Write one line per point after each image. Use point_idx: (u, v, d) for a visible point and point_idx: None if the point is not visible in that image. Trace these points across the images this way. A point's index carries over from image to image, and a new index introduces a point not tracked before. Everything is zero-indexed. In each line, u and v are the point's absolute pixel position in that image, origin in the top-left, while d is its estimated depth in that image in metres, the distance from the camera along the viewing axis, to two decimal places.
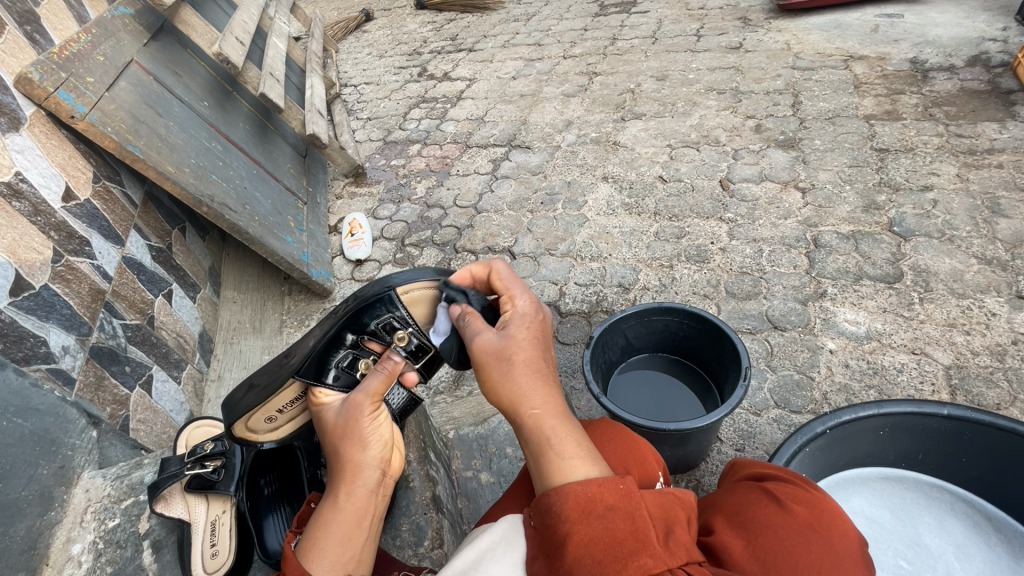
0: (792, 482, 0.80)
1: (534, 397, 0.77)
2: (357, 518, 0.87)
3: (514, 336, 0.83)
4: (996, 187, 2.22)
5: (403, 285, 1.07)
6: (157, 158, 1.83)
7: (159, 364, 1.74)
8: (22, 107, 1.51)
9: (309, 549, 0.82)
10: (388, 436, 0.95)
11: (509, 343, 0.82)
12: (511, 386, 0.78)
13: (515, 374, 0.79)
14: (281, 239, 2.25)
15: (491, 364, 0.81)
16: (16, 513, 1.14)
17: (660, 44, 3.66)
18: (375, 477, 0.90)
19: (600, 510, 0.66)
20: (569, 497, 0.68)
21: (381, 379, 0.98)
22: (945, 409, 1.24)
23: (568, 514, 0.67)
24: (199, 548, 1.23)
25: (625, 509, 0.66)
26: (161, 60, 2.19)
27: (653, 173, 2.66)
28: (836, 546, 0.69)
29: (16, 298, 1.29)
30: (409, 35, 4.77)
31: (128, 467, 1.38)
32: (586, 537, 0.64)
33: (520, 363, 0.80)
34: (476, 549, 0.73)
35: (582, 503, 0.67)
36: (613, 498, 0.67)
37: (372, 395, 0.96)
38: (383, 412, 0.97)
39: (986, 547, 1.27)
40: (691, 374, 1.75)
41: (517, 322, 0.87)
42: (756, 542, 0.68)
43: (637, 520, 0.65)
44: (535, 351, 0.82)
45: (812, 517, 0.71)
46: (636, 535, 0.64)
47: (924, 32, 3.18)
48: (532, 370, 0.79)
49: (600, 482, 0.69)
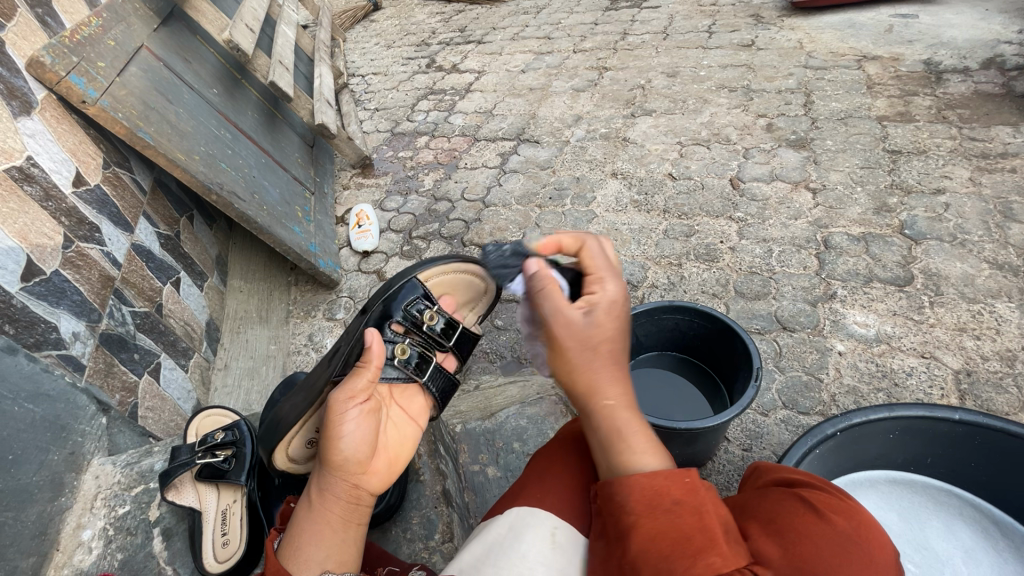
0: (826, 489, 0.78)
1: (609, 389, 0.85)
2: (331, 521, 0.91)
3: (600, 325, 0.89)
4: (1009, 192, 2.21)
5: (422, 270, 1.21)
6: (167, 145, 1.82)
7: (167, 352, 1.74)
8: (33, 91, 1.49)
9: (288, 548, 0.88)
10: (358, 445, 0.97)
11: (596, 330, 0.88)
12: (591, 372, 0.86)
13: (595, 364, 0.87)
14: (289, 229, 2.24)
15: (573, 346, 0.88)
16: (27, 498, 1.17)
17: (671, 40, 3.63)
18: (347, 488, 0.94)
19: (667, 504, 0.72)
20: (637, 489, 0.74)
21: (366, 370, 1.04)
22: (956, 414, 1.25)
23: (635, 507, 0.72)
24: (210, 537, 1.26)
25: (691, 504, 0.71)
26: (171, 46, 2.17)
27: (663, 170, 2.65)
28: (876, 555, 0.65)
29: (27, 283, 1.28)
30: (417, 26, 4.75)
31: (138, 454, 1.41)
32: (652, 530, 0.69)
33: (601, 356, 0.87)
34: (485, 543, 0.80)
35: (649, 495, 0.73)
36: (679, 493, 0.72)
37: (353, 390, 1.01)
38: (365, 407, 1.02)
39: (994, 551, 1.26)
40: (701, 375, 1.75)
41: (612, 310, 0.92)
42: (794, 550, 0.67)
43: (703, 515, 0.69)
44: (614, 338, 0.89)
45: (851, 525, 0.69)
46: (704, 531, 0.67)
47: (939, 33, 3.16)
48: (608, 360, 0.87)
49: (666, 475, 0.75)
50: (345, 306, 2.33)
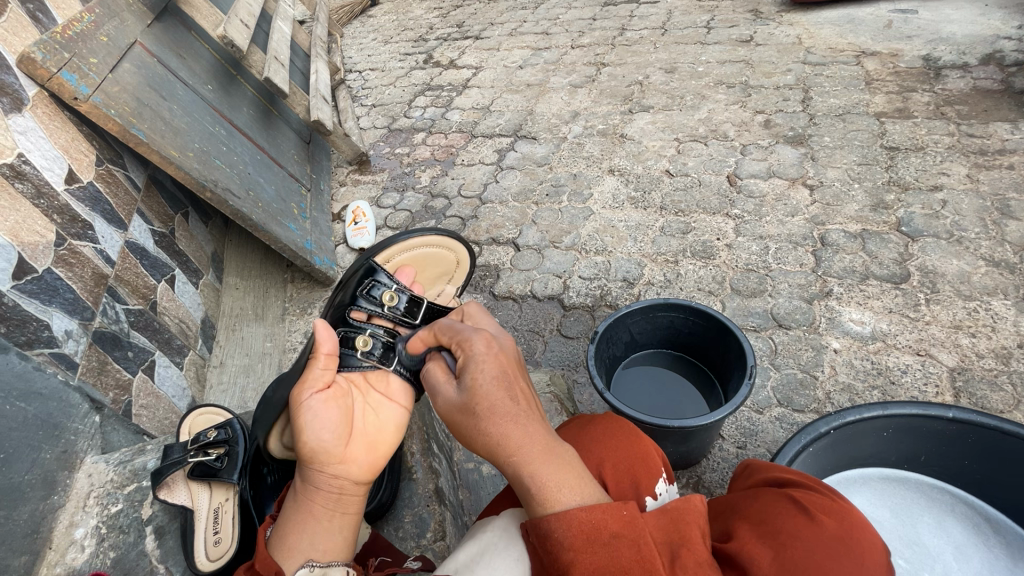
0: (817, 490, 0.78)
1: (512, 441, 0.76)
2: (310, 509, 0.90)
3: (475, 386, 0.85)
4: (1006, 189, 2.20)
5: (381, 252, 1.30)
6: (160, 142, 1.81)
7: (161, 349, 1.73)
8: (24, 88, 1.48)
9: (276, 543, 0.88)
10: (326, 432, 0.99)
11: (471, 395, 0.84)
12: (484, 438, 0.79)
13: (488, 426, 0.79)
14: (285, 226, 2.23)
15: (461, 419, 0.84)
16: (19, 497, 1.17)
17: (669, 35, 3.62)
18: (325, 478, 0.93)
19: (605, 537, 0.67)
20: (573, 523, 0.68)
21: (315, 362, 1.10)
22: (950, 412, 1.25)
23: (572, 542, 0.67)
24: (203, 536, 1.25)
25: (630, 537, 0.67)
26: (165, 42, 2.16)
27: (660, 167, 2.64)
28: (864, 560, 0.67)
29: (19, 282, 1.28)
30: (414, 21, 4.73)
31: (131, 453, 1.41)
32: (590, 566, 0.65)
33: (494, 414, 0.80)
34: (477, 545, 0.78)
35: (586, 530, 0.67)
36: (617, 525, 0.68)
37: (308, 381, 1.07)
38: (325, 394, 1.05)
39: (984, 547, 1.26)
40: (696, 373, 1.75)
41: (478, 359, 0.89)
42: (783, 553, 0.67)
43: (642, 549, 0.66)
44: (500, 394, 0.82)
45: (840, 529, 0.69)
46: (642, 563, 0.65)
47: (938, 29, 3.14)
48: (501, 418, 0.79)
49: (603, 508, 0.69)
50: None
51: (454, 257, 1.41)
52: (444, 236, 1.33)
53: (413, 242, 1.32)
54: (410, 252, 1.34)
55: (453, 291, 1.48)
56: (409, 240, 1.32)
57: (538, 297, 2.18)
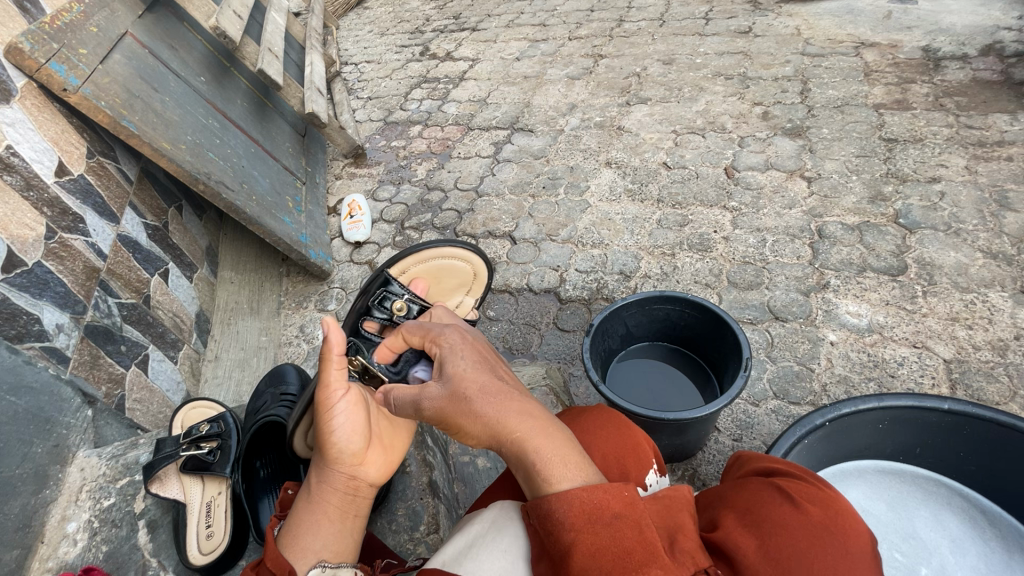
0: (804, 479, 0.77)
1: (512, 423, 0.77)
2: (327, 511, 0.90)
3: (459, 372, 0.84)
4: (1005, 180, 2.19)
5: (396, 262, 1.30)
6: (152, 134, 1.79)
7: (155, 344, 1.72)
8: (12, 79, 1.46)
9: (287, 541, 0.86)
10: (350, 436, 0.97)
11: (457, 380, 0.83)
12: (483, 419, 0.78)
13: (484, 403, 0.79)
14: (279, 219, 2.21)
15: (452, 409, 0.81)
16: (10, 491, 1.16)
17: (667, 26, 3.59)
18: (342, 479, 0.94)
19: (606, 518, 0.66)
20: (574, 503, 0.67)
21: (330, 363, 0.98)
22: (946, 403, 1.24)
23: (573, 522, 0.66)
24: (195, 530, 1.26)
25: (631, 518, 0.66)
26: (156, 32, 2.14)
27: (657, 159, 2.63)
28: (849, 546, 0.66)
29: (8, 275, 1.27)
30: (411, 13, 4.69)
31: (123, 447, 1.44)
32: (592, 547, 0.64)
33: (486, 397, 0.80)
34: (466, 537, 0.76)
35: (587, 510, 0.67)
36: (618, 506, 0.67)
37: (331, 383, 0.97)
38: (350, 397, 0.99)
39: (980, 540, 1.26)
40: (692, 365, 1.74)
41: (456, 350, 0.89)
42: (769, 542, 0.66)
43: (643, 530, 0.66)
44: (488, 376, 0.84)
45: (826, 517, 0.69)
46: (644, 545, 0.64)
47: (938, 19, 3.12)
48: (492, 397, 0.80)
49: (604, 488, 0.69)
50: (337, 297, 2.33)
51: (469, 267, 1.35)
52: (462, 248, 1.32)
53: (427, 253, 1.31)
54: (424, 264, 1.32)
55: (473, 304, 1.37)
56: (425, 250, 1.31)
57: (534, 291, 2.17)
